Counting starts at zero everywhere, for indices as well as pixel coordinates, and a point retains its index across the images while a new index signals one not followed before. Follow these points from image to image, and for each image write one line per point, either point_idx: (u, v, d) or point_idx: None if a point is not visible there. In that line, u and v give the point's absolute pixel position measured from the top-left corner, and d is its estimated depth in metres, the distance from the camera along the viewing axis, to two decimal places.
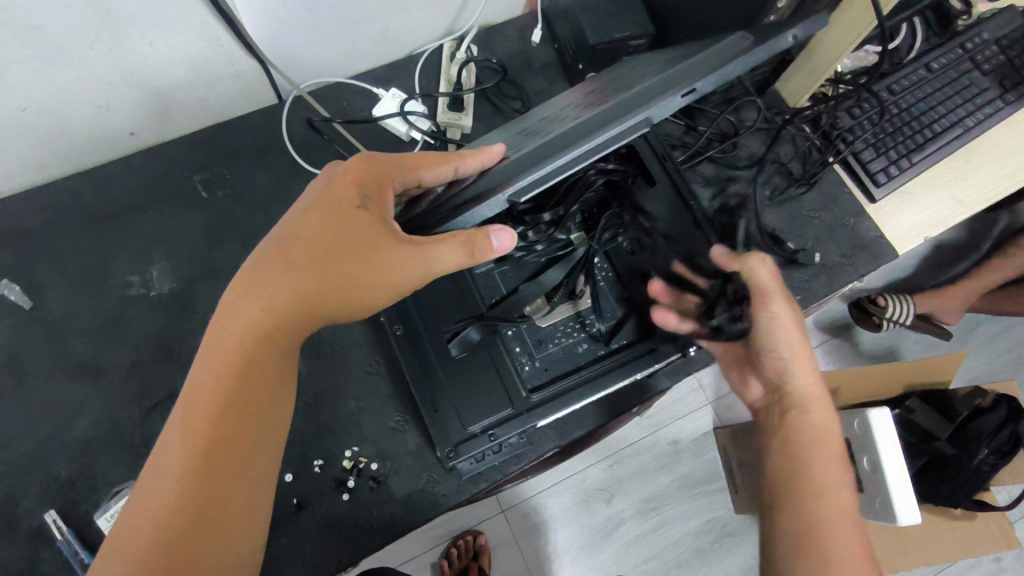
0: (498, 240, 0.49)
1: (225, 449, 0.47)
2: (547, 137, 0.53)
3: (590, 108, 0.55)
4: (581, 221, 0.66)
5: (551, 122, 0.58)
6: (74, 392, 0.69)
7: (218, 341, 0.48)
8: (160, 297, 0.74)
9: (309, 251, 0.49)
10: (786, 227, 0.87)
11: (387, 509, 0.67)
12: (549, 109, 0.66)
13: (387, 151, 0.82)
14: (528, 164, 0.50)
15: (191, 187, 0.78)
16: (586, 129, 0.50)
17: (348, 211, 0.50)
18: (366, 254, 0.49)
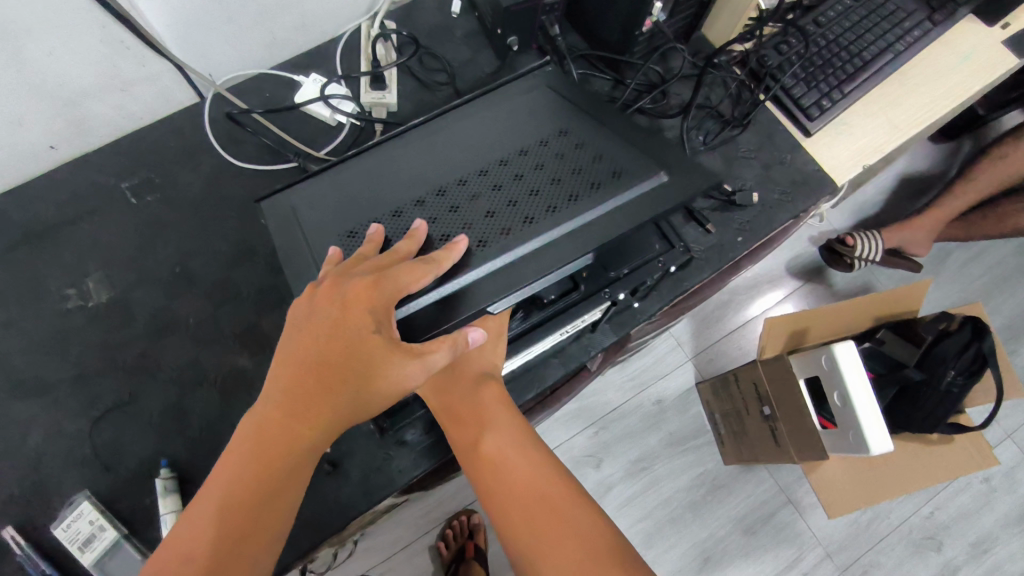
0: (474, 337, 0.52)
1: (238, 560, 0.44)
2: (500, 240, 0.54)
3: (540, 206, 0.55)
4: None
5: (495, 199, 0.56)
6: (20, 410, 0.69)
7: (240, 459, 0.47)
8: (100, 308, 0.73)
9: (314, 357, 0.48)
10: (723, 171, 0.87)
11: (345, 491, 0.68)
12: (484, 143, 0.61)
13: (315, 137, 0.81)
14: (498, 292, 0.51)
15: (120, 194, 0.77)
16: (546, 264, 0.52)
17: (350, 310, 0.48)
18: (372, 361, 0.47)
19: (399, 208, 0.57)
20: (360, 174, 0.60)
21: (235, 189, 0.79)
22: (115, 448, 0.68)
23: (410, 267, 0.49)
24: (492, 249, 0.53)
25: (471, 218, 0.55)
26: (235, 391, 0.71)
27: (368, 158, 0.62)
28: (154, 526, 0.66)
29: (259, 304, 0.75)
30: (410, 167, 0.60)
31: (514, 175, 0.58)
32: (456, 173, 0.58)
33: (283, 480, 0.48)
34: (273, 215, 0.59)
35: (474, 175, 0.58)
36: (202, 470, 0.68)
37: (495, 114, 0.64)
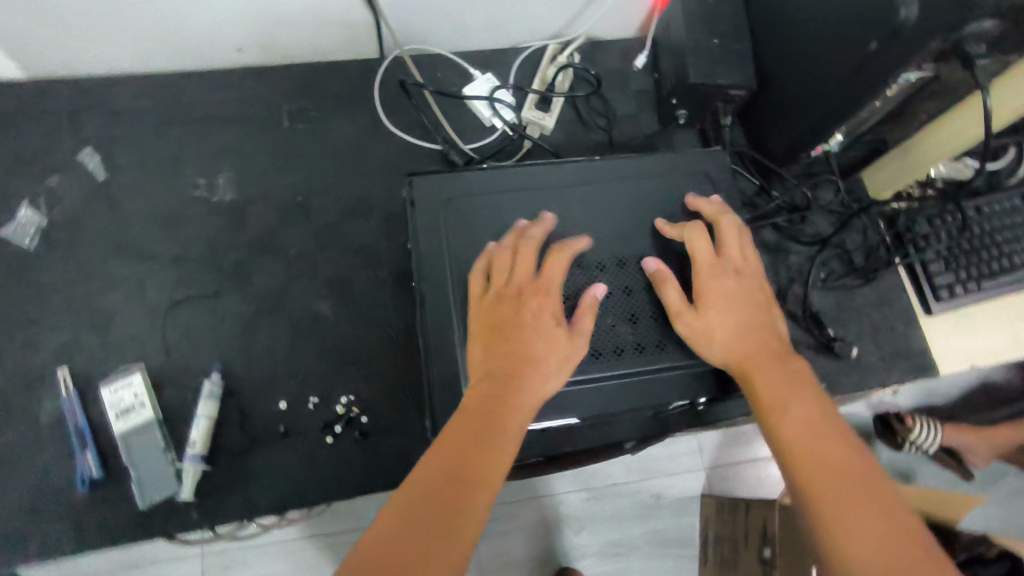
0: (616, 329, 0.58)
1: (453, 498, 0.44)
2: (603, 359, 0.57)
3: (649, 340, 0.59)
4: (614, 263, 0.61)
5: (621, 304, 0.59)
6: (115, 267, 0.73)
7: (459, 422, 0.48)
8: (217, 205, 0.76)
9: (497, 336, 0.52)
10: (832, 313, 0.84)
11: (363, 465, 0.69)
12: (631, 233, 0.62)
13: (466, 129, 0.83)
14: (585, 411, 0.57)
15: (276, 112, 0.81)
16: (634, 401, 0.58)
17: (523, 312, 0.53)
18: (552, 340, 0.52)
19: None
20: (513, 205, 0.62)
21: (376, 146, 0.81)
22: (179, 336, 0.71)
23: (586, 316, 0.54)
24: (601, 365, 0.57)
25: (594, 319, 0.58)
26: (303, 330, 0.72)
27: (523, 184, 0.63)
28: (185, 422, 0.68)
29: (356, 258, 0.75)
30: (560, 223, 0.62)
31: (647, 285, 0.60)
32: (597, 256, 0.61)
33: (491, 441, 0.48)
34: (423, 204, 0.61)
35: (611, 267, 0.61)
36: (245, 391, 0.69)
37: (653, 196, 0.64)
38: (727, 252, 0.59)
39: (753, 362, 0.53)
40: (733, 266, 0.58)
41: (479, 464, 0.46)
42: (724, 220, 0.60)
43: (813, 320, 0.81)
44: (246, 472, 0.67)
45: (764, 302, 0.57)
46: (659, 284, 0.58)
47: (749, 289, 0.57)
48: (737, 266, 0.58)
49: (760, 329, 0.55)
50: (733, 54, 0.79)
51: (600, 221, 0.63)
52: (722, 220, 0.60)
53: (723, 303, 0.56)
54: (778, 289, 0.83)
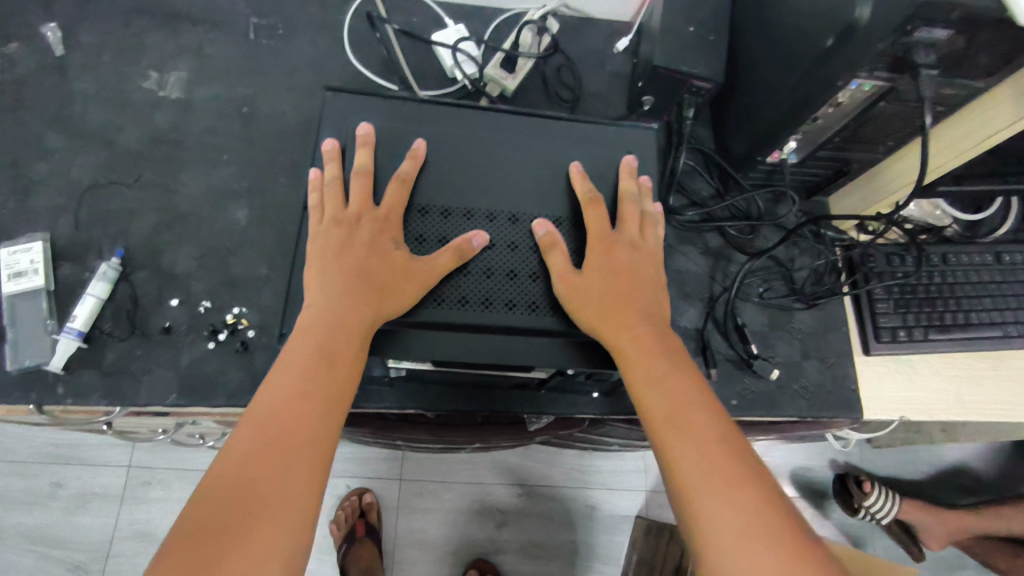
0: (490, 280, 0.56)
1: (298, 409, 0.49)
2: (469, 307, 0.55)
3: (525, 299, 0.56)
4: (508, 216, 0.58)
5: (504, 257, 0.57)
6: (49, 139, 0.74)
7: (307, 344, 0.52)
8: (161, 101, 0.77)
9: (343, 260, 0.56)
10: (763, 331, 0.79)
11: (236, 377, 0.68)
12: (535, 186, 0.60)
13: (428, 76, 0.83)
14: (438, 355, 0.54)
15: (243, 24, 0.81)
16: (490, 355, 0.54)
17: (360, 237, 0.56)
18: (396, 265, 0.54)
19: (427, 206, 0.58)
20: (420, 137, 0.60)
21: (334, 75, 0.81)
22: (92, 215, 0.71)
23: (443, 253, 0.55)
24: (466, 311, 0.54)
25: (469, 265, 0.56)
26: (214, 236, 0.73)
27: (437, 118, 0.61)
28: (73, 298, 0.68)
29: (285, 178, 0.76)
30: (463, 163, 0.59)
31: (532, 246, 0.58)
32: (490, 205, 0.58)
33: (336, 357, 0.52)
34: (331, 120, 0.61)
35: (503, 220, 0.58)
36: (141, 281, 0.69)
37: (569, 156, 0.61)
38: (631, 226, 0.60)
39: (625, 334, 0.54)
40: (626, 240, 0.59)
41: (324, 380, 0.51)
42: (631, 195, 0.61)
43: (738, 334, 0.77)
44: (120, 359, 0.66)
45: (643, 279, 0.59)
46: (547, 249, 0.56)
47: (640, 263, 0.59)
48: (635, 240, 0.60)
49: (642, 301, 0.57)
50: (704, 44, 0.77)
51: (507, 170, 0.60)
52: (626, 195, 0.60)
53: (615, 273, 0.57)
54: (710, 296, 0.80)
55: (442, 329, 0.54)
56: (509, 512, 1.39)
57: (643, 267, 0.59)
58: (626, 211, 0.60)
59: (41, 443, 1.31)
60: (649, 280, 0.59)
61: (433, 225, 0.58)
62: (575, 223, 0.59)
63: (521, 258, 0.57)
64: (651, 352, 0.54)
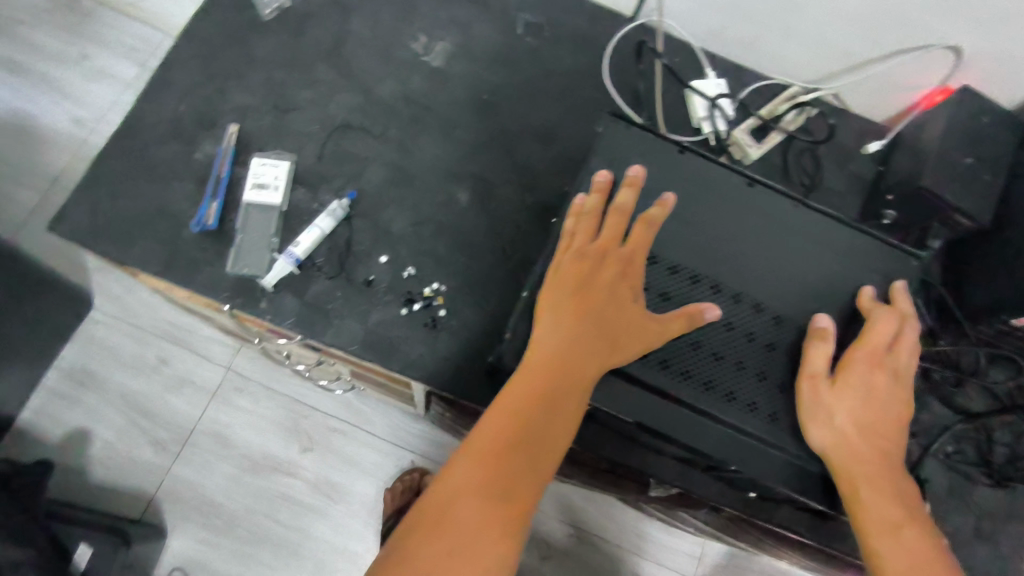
0: (718, 361, 0.55)
1: (523, 452, 0.47)
2: (688, 385, 0.54)
3: (744, 395, 0.54)
4: (755, 305, 0.56)
5: (737, 344, 0.55)
6: (319, 69, 0.77)
7: (531, 382, 0.49)
8: (423, 65, 0.79)
9: (581, 295, 0.52)
10: (939, 494, 0.73)
11: (415, 349, 0.68)
12: (786, 278, 0.57)
13: (674, 119, 0.81)
14: (642, 420, 0.54)
15: (517, 17, 0.83)
16: (692, 438, 0.53)
17: (601, 272, 0.53)
18: (633, 319, 0.52)
19: (678, 266, 0.56)
20: (685, 190, 0.59)
21: (584, 90, 0.81)
22: (334, 152, 0.74)
23: (675, 317, 0.52)
24: (686, 387, 0.54)
25: (702, 339, 0.55)
26: (434, 207, 0.74)
27: (707, 177, 0.60)
28: (297, 223, 0.70)
29: (512, 175, 0.76)
30: (722, 231, 0.58)
31: (767, 343, 0.56)
32: (739, 287, 0.56)
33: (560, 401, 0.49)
34: (605, 146, 0.61)
35: (747, 305, 0.56)
36: (359, 229, 0.72)
37: (825, 257, 0.59)
38: (900, 355, 0.55)
39: (861, 467, 0.51)
40: (893, 367, 0.54)
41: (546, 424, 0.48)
42: (911, 317, 0.56)
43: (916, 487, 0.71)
44: (320, 295, 0.68)
45: (901, 413, 0.54)
46: (811, 344, 0.54)
47: (898, 393, 0.54)
48: (901, 367, 0.54)
49: (887, 434, 0.53)
50: (979, 181, 0.72)
51: (765, 252, 0.58)
52: (903, 319, 0.55)
53: (868, 400, 0.53)
54: None
55: (656, 397, 0.54)
56: (556, 548, 1.31)
57: (901, 397, 0.54)
58: (900, 335, 0.55)
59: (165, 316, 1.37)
60: (902, 415, 0.53)
61: (678, 286, 0.56)
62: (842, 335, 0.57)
63: (752, 350, 0.55)
64: (883, 492, 0.50)
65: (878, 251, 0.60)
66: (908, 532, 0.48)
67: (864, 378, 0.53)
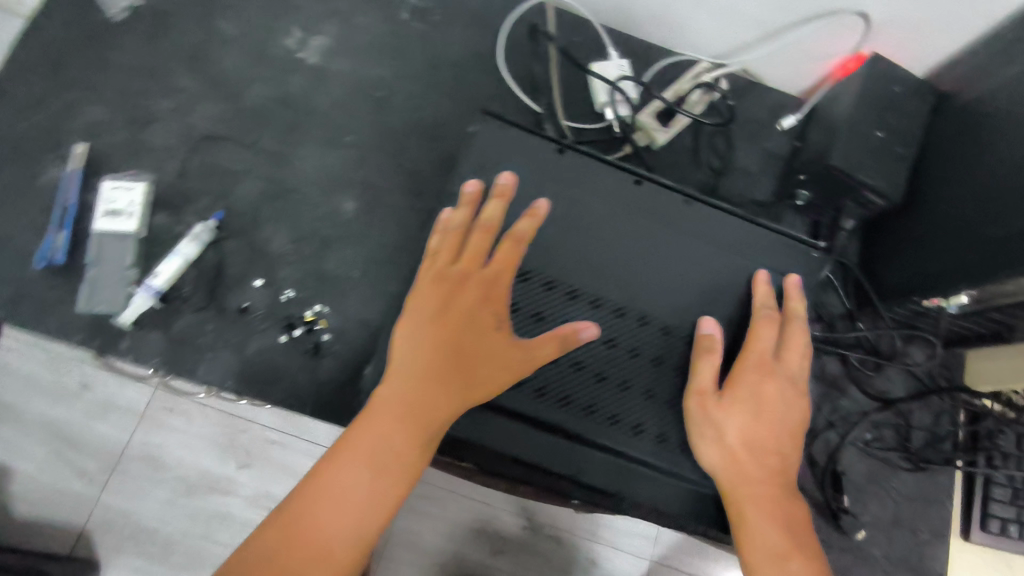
0: (599, 383, 0.51)
1: (361, 489, 0.45)
2: (564, 412, 0.50)
3: (627, 417, 0.50)
4: (639, 317, 0.52)
5: (618, 363, 0.51)
6: (178, 74, 0.70)
7: (378, 414, 0.46)
8: (298, 62, 0.72)
9: (440, 319, 0.49)
10: (859, 482, 0.71)
11: (299, 379, 0.63)
12: (676, 284, 0.53)
13: (577, 104, 0.76)
14: (517, 452, 0.50)
15: (401, 2, 0.76)
16: (572, 468, 0.50)
17: (462, 293, 0.50)
18: (494, 344, 0.48)
19: (555, 282, 0.52)
20: (564, 194, 0.54)
21: (478, 79, 0.75)
22: (200, 167, 0.67)
23: (543, 340, 0.48)
24: (562, 414, 0.50)
25: (581, 361, 0.51)
26: (315, 220, 0.68)
27: (588, 176, 0.55)
28: (159, 250, 0.64)
29: (401, 179, 0.71)
30: (605, 237, 0.53)
31: (654, 358, 0.52)
32: (622, 299, 0.52)
33: (408, 436, 0.46)
34: (476, 150, 0.55)
35: (631, 319, 0.52)
36: (231, 251, 0.65)
37: (720, 257, 0.54)
38: (790, 363, 0.52)
39: (750, 489, 0.48)
40: (784, 376, 0.52)
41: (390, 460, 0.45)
42: (800, 319, 0.53)
43: (833, 480, 0.70)
44: (188, 328, 0.63)
45: (791, 426, 0.51)
46: (701, 353, 0.50)
47: (788, 405, 0.51)
48: (791, 376, 0.52)
49: (778, 451, 0.50)
50: (889, 155, 0.68)
51: (653, 257, 0.53)
52: (794, 323, 0.53)
53: (758, 414, 0.50)
54: (811, 426, 0.72)
55: (530, 431, 0.50)
56: (509, 542, 1.28)
57: (791, 409, 0.52)
58: (791, 342, 0.53)
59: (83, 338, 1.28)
60: (792, 428, 0.51)
61: (553, 304, 0.52)
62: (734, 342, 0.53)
63: (637, 368, 0.51)
64: (772, 516, 0.47)
65: (777, 245, 0.56)
66: (795, 559, 0.46)
67: (755, 391, 0.51)
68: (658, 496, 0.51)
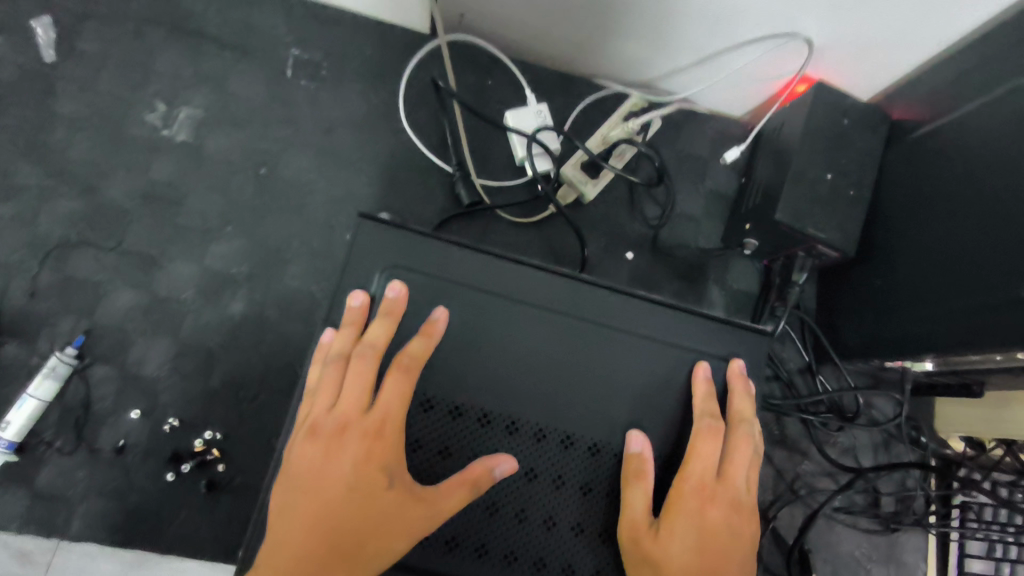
0: (521, 527, 0.42)
1: None
2: (480, 567, 0.41)
3: (557, 563, 0.42)
4: (563, 441, 0.44)
5: (543, 501, 0.43)
6: (20, 172, 0.60)
7: None
8: (164, 143, 0.62)
9: (321, 473, 0.40)
10: (828, 551, 0.67)
11: (193, 522, 0.55)
12: (601, 403, 0.44)
13: (495, 162, 0.68)
14: None
15: (281, 58, 0.65)
16: None
17: (347, 437, 0.41)
18: (391, 500, 0.39)
19: (460, 408, 0.43)
20: (463, 307, 0.45)
21: (379, 142, 0.66)
22: (56, 283, 0.58)
23: (449, 491, 0.39)
24: (478, 570, 0.41)
25: (497, 502, 0.42)
26: (199, 330, 0.59)
27: (490, 280, 0.45)
28: (14, 390, 0.55)
29: (297, 269, 0.62)
30: (517, 351, 0.44)
31: (584, 487, 0.43)
32: (541, 423, 0.44)
33: None
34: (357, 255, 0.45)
35: (553, 444, 0.43)
36: (100, 380, 0.57)
37: (655, 361, 0.46)
38: (740, 474, 0.45)
39: None
40: (730, 499, 0.44)
41: None
42: (748, 426, 0.46)
43: (801, 558, 0.64)
44: (57, 479, 0.54)
45: (744, 552, 0.44)
46: (629, 481, 0.42)
47: (739, 527, 0.44)
48: (741, 489, 0.45)
49: None
50: (840, 201, 0.61)
51: (574, 372, 0.45)
52: (742, 425, 0.45)
53: (706, 548, 0.42)
54: (775, 497, 0.67)
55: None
56: None
57: (744, 530, 0.44)
58: (739, 449, 0.45)
59: None
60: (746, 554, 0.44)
61: (461, 435, 0.43)
62: (674, 454, 0.45)
63: (566, 502, 0.43)
64: None
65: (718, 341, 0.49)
66: None
67: (701, 517, 0.43)
68: None
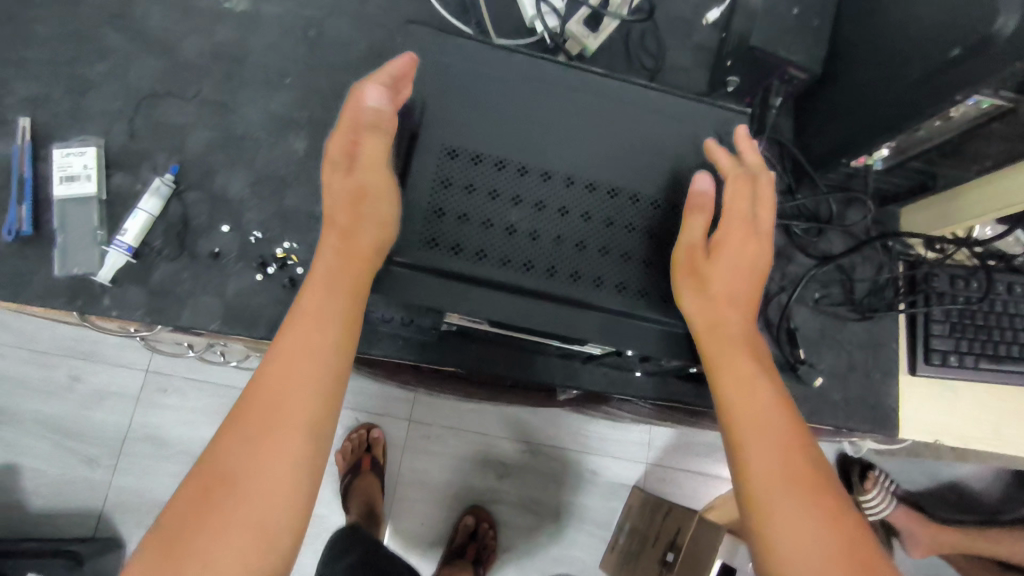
0: (561, 246, 0.54)
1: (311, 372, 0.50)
2: (531, 274, 0.53)
3: (591, 273, 0.54)
4: (588, 185, 0.56)
5: (575, 228, 0.55)
6: (105, 36, 0.69)
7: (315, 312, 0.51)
8: (224, 10, 0.72)
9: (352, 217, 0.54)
10: (813, 337, 0.78)
11: (281, 313, 0.67)
12: (615, 162, 0.56)
13: (509, 21, 0.78)
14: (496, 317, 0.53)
15: None
16: (549, 325, 0.53)
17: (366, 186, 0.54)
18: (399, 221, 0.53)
19: (505, 160, 0.55)
20: (498, 90, 0.55)
21: (408, 6, 0.76)
22: (149, 126, 0.69)
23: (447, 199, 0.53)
24: (531, 277, 0.53)
25: (541, 229, 0.54)
26: (271, 163, 0.70)
27: (518, 69, 0.56)
28: (124, 210, 0.66)
29: None
30: (545, 121, 0.56)
31: (606, 220, 0.55)
32: (570, 170, 0.55)
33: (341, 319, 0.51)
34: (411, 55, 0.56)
35: (580, 187, 0.55)
36: (193, 202, 0.68)
37: (654, 132, 0.58)
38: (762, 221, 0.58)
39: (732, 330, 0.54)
40: (759, 234, 0.57)
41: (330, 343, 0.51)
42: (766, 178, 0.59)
43: (788, 338, 0.76)
44: (167, 278, 0.65)
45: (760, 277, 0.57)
46: (691, 207, 0.54)
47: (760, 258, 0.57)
48: (761, 231, 0.58)
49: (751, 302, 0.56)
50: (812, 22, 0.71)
51: (591, 137, 0.56)
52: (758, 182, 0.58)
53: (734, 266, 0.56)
54: (765, 294, 0.78)
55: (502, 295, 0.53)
56: (511, 466, 1.36)
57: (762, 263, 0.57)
58: (764, 203, 0.58)
59: (63, 334, 1.28)
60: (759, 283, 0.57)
61: (506, 180, 0.55)
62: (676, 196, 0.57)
63: (594, 230, 0.55)
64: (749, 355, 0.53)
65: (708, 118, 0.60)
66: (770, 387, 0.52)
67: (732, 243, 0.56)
68: (628, 339, 0.55)
